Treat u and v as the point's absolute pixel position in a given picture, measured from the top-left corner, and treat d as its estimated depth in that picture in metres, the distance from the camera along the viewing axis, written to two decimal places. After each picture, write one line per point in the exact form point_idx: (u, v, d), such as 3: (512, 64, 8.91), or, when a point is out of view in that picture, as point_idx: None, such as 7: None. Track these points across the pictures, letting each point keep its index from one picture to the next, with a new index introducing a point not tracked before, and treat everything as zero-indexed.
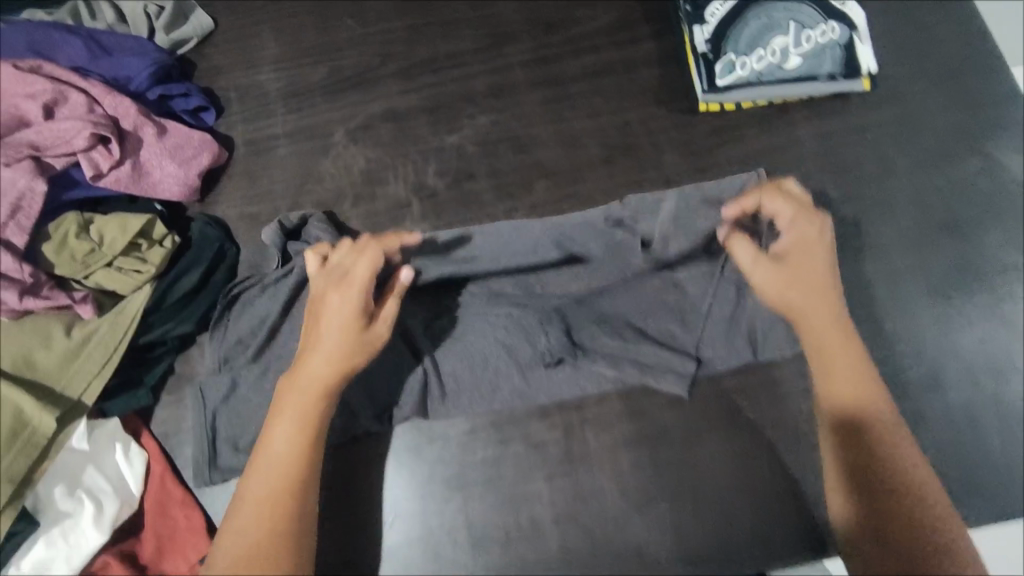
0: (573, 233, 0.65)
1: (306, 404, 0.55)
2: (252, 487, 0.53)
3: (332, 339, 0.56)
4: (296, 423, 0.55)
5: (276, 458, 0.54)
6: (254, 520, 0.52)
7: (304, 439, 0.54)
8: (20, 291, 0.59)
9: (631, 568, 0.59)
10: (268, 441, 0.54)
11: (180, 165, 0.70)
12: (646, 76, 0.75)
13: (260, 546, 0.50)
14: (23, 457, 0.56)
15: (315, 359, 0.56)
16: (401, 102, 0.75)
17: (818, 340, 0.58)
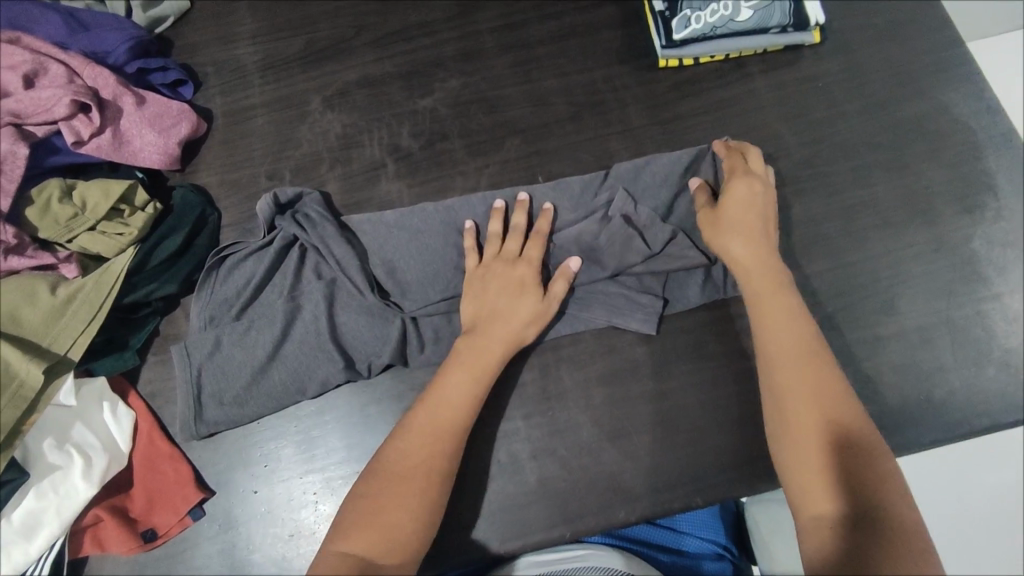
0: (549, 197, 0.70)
1: (477, 374, 0.59)
2: (414, 421, 0.57)
3: (517, 318, 0.61)
4: (469, 370, 0.59)
5: (429, 423, 0.56)
6: (397, 478, 0.54)
7: (466, 411, 0.58)
8: (5, 250, 0.61)
9: (607, 496, 0.61)
10: (435, 407, 0.57)
11: (160, 133, 0.72)
12: (609, 37, 0.78)
13: (414, 472, 0.54)
14: (12, 408, 0.56)
15: (507, 319, 0.61)
16: (375, 69, 0.78)
17: (777, 361, 0.58)
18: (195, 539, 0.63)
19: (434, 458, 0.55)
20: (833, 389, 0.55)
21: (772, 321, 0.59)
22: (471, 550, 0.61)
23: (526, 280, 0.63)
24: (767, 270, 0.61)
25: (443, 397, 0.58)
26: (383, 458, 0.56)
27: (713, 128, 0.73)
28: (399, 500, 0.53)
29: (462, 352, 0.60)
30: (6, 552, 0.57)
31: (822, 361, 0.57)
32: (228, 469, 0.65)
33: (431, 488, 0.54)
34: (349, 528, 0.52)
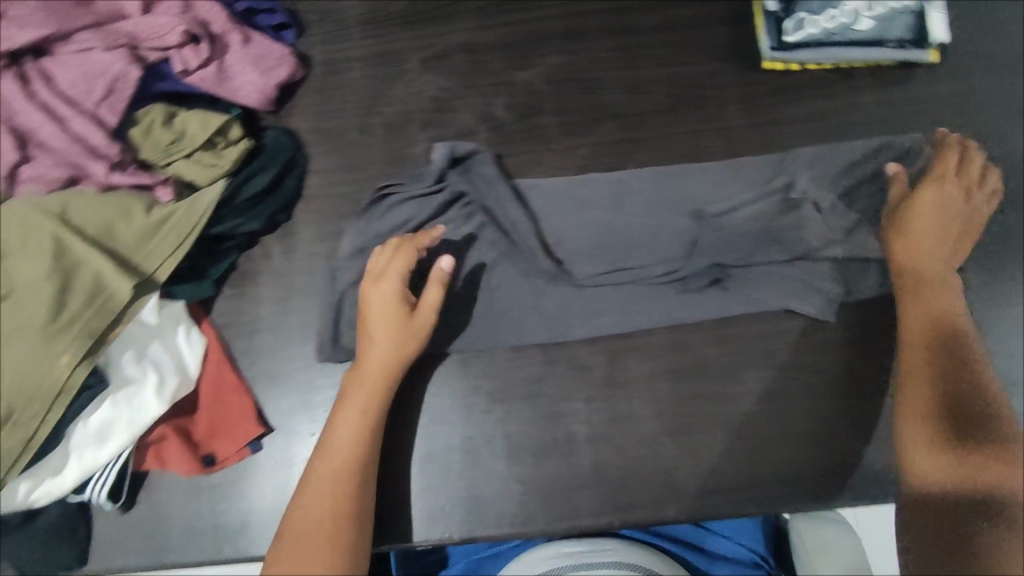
0: (712, 183, 0.70)
1: (370, 405, 0.61)
2: (326, 468, 0.58)
3: (382, 344, 0.62)
4: (354, 413, 0.60)
5: (335, 470, 0.57)
6: (307, 534, 0.55)
7: (366, 446, 0.59)
8: (109, 165, 0.62)
9: (660, 491, 0.62)
10: (334, 452, 0.58)
11: (262, 74, 0.72)
12: (715, 33, 0.77)
13: (326, 525, 0.55)
14: (100, 317, 0.58)
15: (375, 348, 0.62)
16: (477, 37, 0.78)
17: (911, 404, 0.60)
18: (250, 471, 0.64)
19: (342, 504, 0.56)
20: (976, 401, 0.59)
21: (942, 325, 0.62)
22: (518, 522, 0.61)
23: (378, 310, 0.62)
24: (941, 283, 0.64)
25: (338, 438, 0.59)
26: (287, 517, 0.57)
27: (811, 137, 0.72)
28: (315, 558, 0.54)
29: (353, 391, 0.61)
30: (78, 452, 0.59)
31: (975, 370, 0.60)
32: (289, 409, 0.66)
33: (344, 533, 0.56)
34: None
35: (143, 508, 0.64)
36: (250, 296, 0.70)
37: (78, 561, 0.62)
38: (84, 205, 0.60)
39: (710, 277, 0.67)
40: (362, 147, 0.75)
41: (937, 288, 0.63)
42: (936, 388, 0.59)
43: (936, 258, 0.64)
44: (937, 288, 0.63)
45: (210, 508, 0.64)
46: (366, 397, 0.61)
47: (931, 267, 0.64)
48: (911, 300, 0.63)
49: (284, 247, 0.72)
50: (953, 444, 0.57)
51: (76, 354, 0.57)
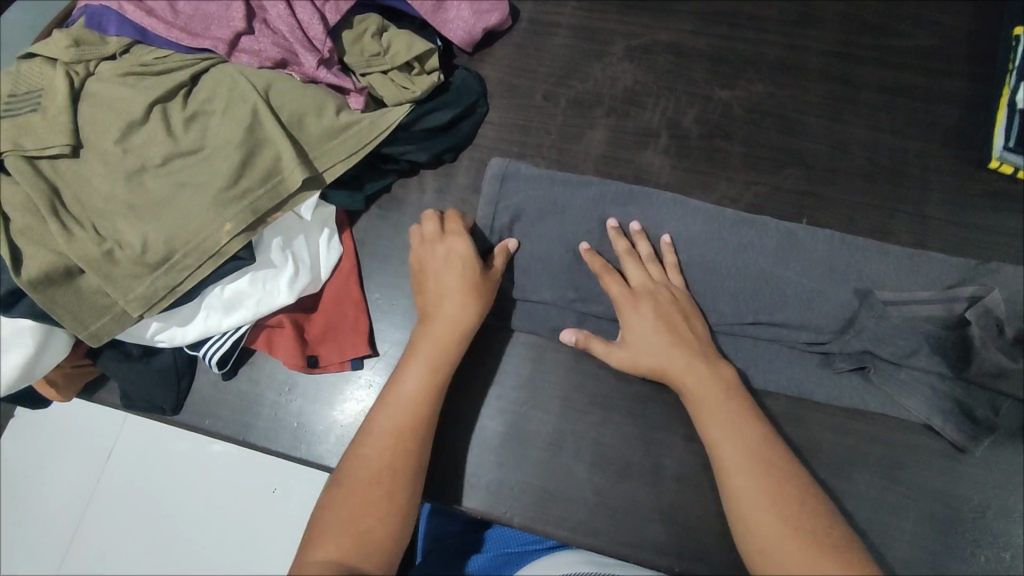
0: (889, 267, 0.65)
1: (435, 362, 0.59)
2: (382, 416, 0.56)
3: (454, 306, 0.61)
4: (420, 367, 0.59)
5: (397, 420, 0.56)
6: (363, 483, 0.53)
7: (426, 403, 0.57)
8: (319, 60, 0.64)
9: (732, 557, 0.59)
10: (390, 406, 0.57)
11: (473, 13, 0.72)
12: (944, 113, 0.71)
13: (385, 475, 0.54)
14: (270, 199, 0.60)
15: (449, 308, 0.61)
16: (688, 40, 0.75)
17: (738, 506, 0.51)
18: (345, 385, 0.66)
19: (396, 462, 0.54)
20: (814, 521, 0.49)
21: (726, 428, 0.54)
22: (581, 531, 0.60)
23: (466, 283, 0.61)
24: (691, 363, 0.57)
25: (398, 393, 0.58)
26: (345, 464, 0.55)
27: (1013, 255, 0.65)
28: (365, 509, 0.52)
29: (417, 347, 0.60)
30: (206, 311, 0.62)
31: (783, 479, 0.51)
32: (397, 340, 0.68)
33: (397, 486, 0.53)
34: (324, 536, 0.51)
35: (242, 382, 0.67)
36: (394, 222, 0.71)
37: (173, 410, 0.65)
38: (287, 89, 0.63)
39: (856, 361, 0.61)
40: (543, 113, 0.74)
41: (693, 372, 0.57)
42: (738, 489, 0.51)
43: (677, 347, 0.58)
44: (706, 380, 0.57)
45: (299, 404, 0.66)
46: (432, 358, 0.59)
47: (686, 368, 0.57)
48: (695, 402, 0.56)
49: (440, 186, 0.72)
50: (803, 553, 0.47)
51: (237, 226, 0.59)
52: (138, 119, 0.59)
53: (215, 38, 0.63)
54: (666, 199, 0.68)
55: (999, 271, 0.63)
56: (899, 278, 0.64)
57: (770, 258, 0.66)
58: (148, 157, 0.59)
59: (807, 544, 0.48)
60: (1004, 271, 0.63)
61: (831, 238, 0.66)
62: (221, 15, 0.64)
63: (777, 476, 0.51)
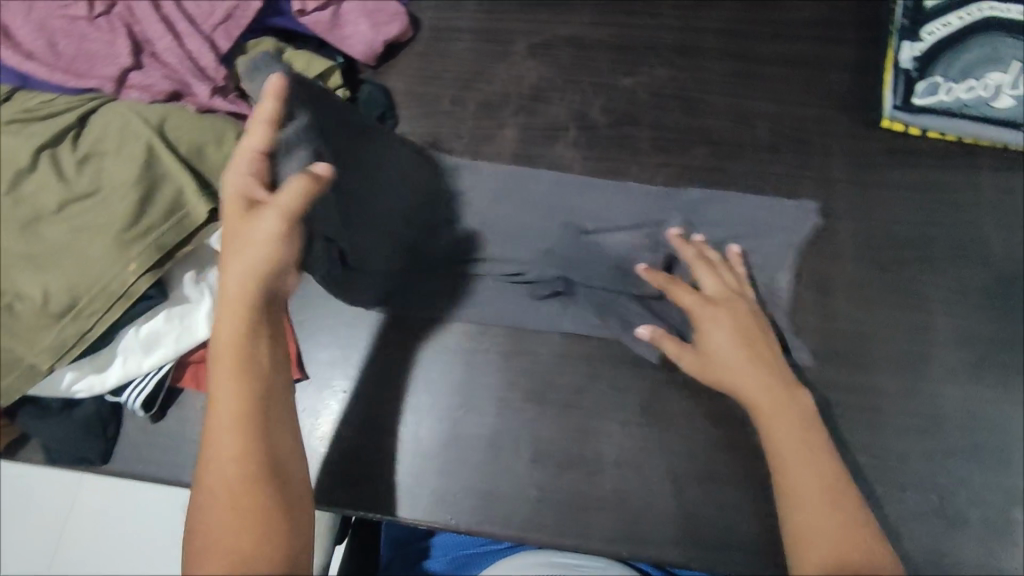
0: (779, 220, 0.68)
1: (235, 318, 0.50)
2: (215, 408, 0.49)
3: (237, 268, 0.50)
4: (228, 318, 0.50)
5: (231, 405, 0.48)
6: (225, 490, 0.47)
7: (244, 348, 0.50)
8: (212, 88, 0.63)
9: (677, 533, 0.60)
10: (218, 389, 0.49)
11: (371, 27, 0.72)
12: (837, 78, 0.73)
13: (240, 482, 0.47)
14: (175, 233, 0.59)
15: (232, 274, 0.50)
16: (587, 32, 0.76)
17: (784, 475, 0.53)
18: None
19: (246, 457, 0.47)
20: (841, 488, 0.52)
21: (766, 402, 0.56)
22: (527, 527, 0.60)
23: (248, 232, 0.49)
24: (764, 381, 0.57)
25: (220, 370, 0.49)
26: (198, 486, 0.48)
27: (916, 207, 0.67)
28: (233, 513, 0.46)
29: (222, 313, 0.50)
30: (124, 355, 0.61)
31: (816, 448, 0.54)
32: (327, 360, 0.67)
33: (262, 479, 0.47)
34: (193, 557, 0.45)
35: (172, 422, 0.65)
36: None
37: (101, 459, 0.64)
38: (183, 122, 0.62)
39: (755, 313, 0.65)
40: (452, 118, 0.74)
41: (772, 394, 0.57)
42: (784, 462, 0.53)
43: (764, 370, 0.58)
44: (782, 404, 0.56)
45: None
46: (234, 340, 0.50)
47: (766, 392, 0.57)
48: (761, 412, 0.56)
49: None
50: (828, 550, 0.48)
51: (143, 264, 0.58)
52: (25, 168, 0.58)
53: (100, 77, 0.62)
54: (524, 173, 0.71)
55: (896, 226, 0.67)
56: (748, 221, 0.68)
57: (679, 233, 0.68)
58: (41, 205, 0.57)
59: (837, 531, 0.49)
60: (900, 226, 0.67)
61: (724, 199, 0.69)
62: (106, 53, 0.63)
63: (812, 446, 0.54)
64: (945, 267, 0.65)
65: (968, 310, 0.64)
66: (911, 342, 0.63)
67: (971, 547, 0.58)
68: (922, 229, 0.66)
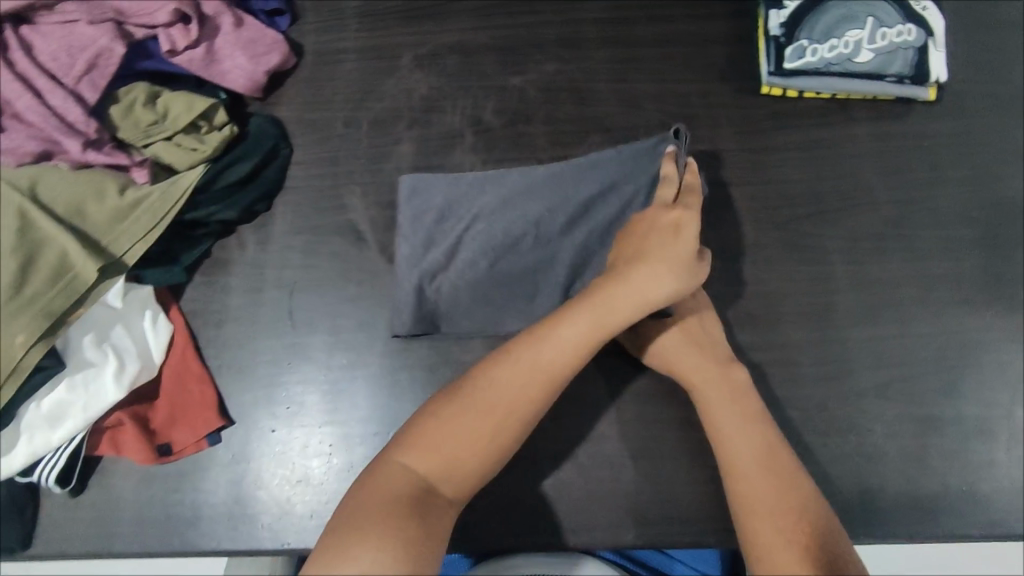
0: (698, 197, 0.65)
1: (567, 358, 0.54)
2: (492, 387, 0.53)
3: (624, 302, 0.55)
4: (585, 329, 0.54)
5: (515, 387, 0.53)
6: (455, 448, 0.51)
7: (569, 367, 0.54)
8: (84, 142, 0.60)
9: (621, 516, 0.61)
10: (516, 367, 0.54)
11: (250, 58, 0.70)
12: (715, 52, 0.75)
13: (477, 446, 0.51)
14: (63, 298, 0.57)
15: (613, 303, 0.55)
16: (472, 37, 0.76)
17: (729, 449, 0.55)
18: (206, 464, 0.63)
19: (513, 430, 0.53)
20: (780, 451, 0.55)
21: (707, 380, 0.59)
22: (475, 536, 0.60)
23: (673, 256, 0.57)
24: (706, 369, 0.59)
25: (541, 359, 0.54)
26: (417, 436, 0.51)
27: (803, 166, 0.70)
28: (448, 463, 0.51)
29: (549, 338, 0.55)
30: (29, 433, 0.58)
31: (755, 416, 0.57)
32: (251, 402, 0.65)
33: (492, 446, 0.52)
34: (389, 466, 0.50)
35: (94, 493, 0.63)
36: (221, 284, 0.69)
37: (22, 545, 0.60)
38: (57, 183, 0.59)
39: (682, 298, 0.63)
40: (347, 140, 0.73)
41: (710, 376, 0.59)
42: (727, 436, 0.56)
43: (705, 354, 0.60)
44: (718, 385, 0.58)
45: (161, 498, 0.63)
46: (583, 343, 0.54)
47: (708, 379, 0.59)
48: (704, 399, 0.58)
49: (260, 237, 0.70)
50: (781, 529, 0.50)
51: (31, 334, 0.56)
52: None
53: None
54: (433, 181, 0.68)
55: (787, 186, 0.69)
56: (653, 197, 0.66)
57: (596, 224, 0.66)
58: None
59: (780, 492, 0.52)
60: (791, 186, 0.70)
61: (646, 181, 0.66)
62: None
63: (753, 416, 0.57)
64: (837, 219, 0.68)
65: (862, 257, 0.67)
66: (815, 295, 0.66)
67: (892, 479, 0.61)
68: (811, 186, 0.69)
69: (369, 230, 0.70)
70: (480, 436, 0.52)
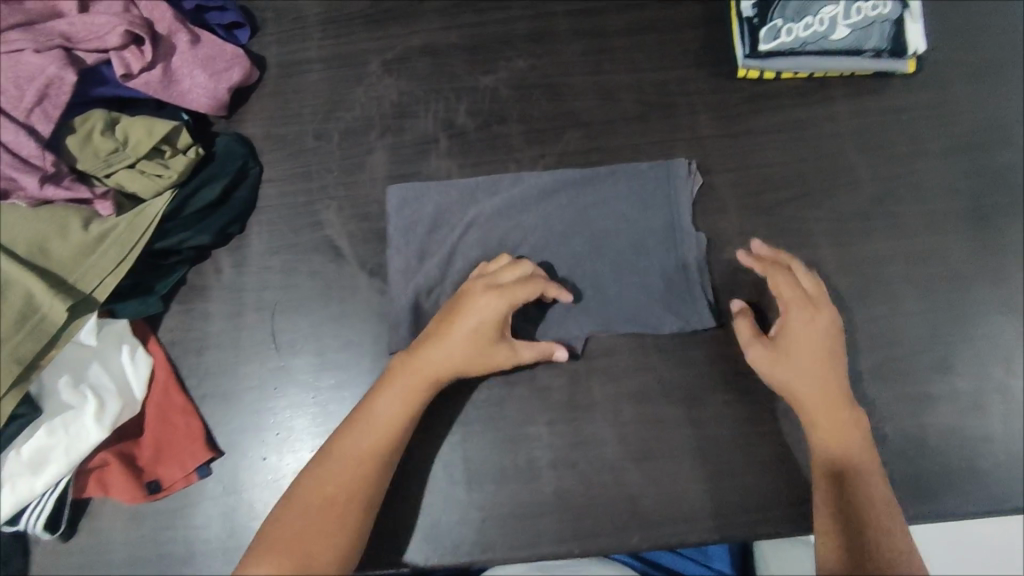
0: (682, 194, 0.67)
1: (408, 405, 0.57)
2: (341, 450, 0.55)
3: (450, 351, 0.58)
4: (398, 396, 0.57)
5: (362, 450, 0.55)
6: (313, 515, 0.53)
7: (390, 439, 0.56)
8: (41, 177, 0.58)
9: (624, 518, 0.60)
10: (365, 433, 0.56)
11: (211, 76, 0.68)
12: (690, 36, 0.73)
13: (328, 516, 0.53)
14: (33, 341, 0.55)
15: (439, 353, 0.58)
16: (440, 38, 0.74)
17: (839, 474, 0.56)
18: (197, 497, 0.62)
19: (359, 495, 0.54)
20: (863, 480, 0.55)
21: (818, 401, 0.58)
22: (478, 550, 0.60)
23: (490, 312, 0.58)
24: (818, 378, 0.58)
25: (377, 424, 0.56)
26: (278, 516, 0.53)
27: (785, 148, 0.69)
28: (319, 529, 0.52)
29: (388, 386, 0.58)
30: (10, 482, 0.56)
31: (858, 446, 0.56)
32: (239, 431, 0.64)
33: (358, 499, 0.54)
34: (260, 554, 0.50)
35: (83, 537, 0.61)
36: (199, 311, 0.67)
37: None
38: (16, 223, 0.57)
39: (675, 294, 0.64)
40: (318, 154, 0.71)
41: (812, 397, 0.58)
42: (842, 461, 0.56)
43: (820, 361, 0.59)
44: (835, 400, 0.58)
45: (152, 536, 0.61)
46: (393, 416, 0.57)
47: (816, 385, 0.58)
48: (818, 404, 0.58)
49: (236, 260, 0.68)
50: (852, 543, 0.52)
51: (2, 382, 0.53)
52: None
53: None
54: (423, 193, 0.68)
55: (771, 171, 0.68)
56: (635, 194, 0.67)
57: (586, 224, 0.67)
58: None
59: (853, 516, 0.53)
60: (774, 170, 0.68)
61: (628, 182, 0.68)
62: None
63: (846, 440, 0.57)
64: (822, 201, 0.67)
65: (849, 238, 0.66)
66: None
67: (893, 461, 0.61)
68: (795, 169, 0.68)
69: (347, 244, 0.68)
70: (337, 504, 0.53)
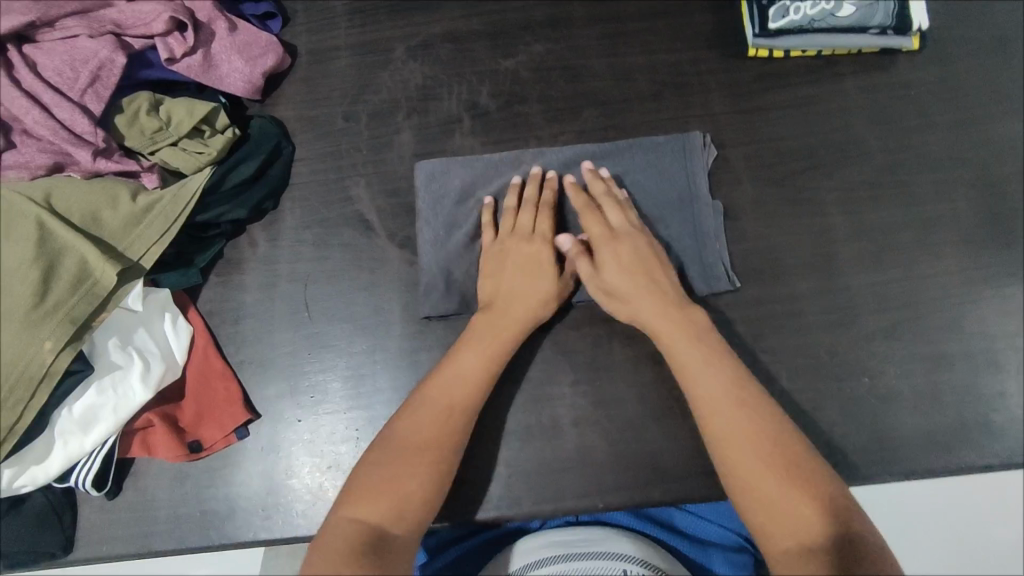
0: (699, 165, 0.69)
1: (487, 361, 0.59)
2: (426, 397, 0.57)
3: (518, 300, 0.62)
4: (482, 351, 0.60)
5: (443, 397, 0.57)
6: (409, 452, 0.54)
7: (477, 391, 0.58)
8: (94, 152, 0.62)
9: (647, 474, 0.62)
10: (449, 382, 0.58)
11: (247, 61, 0.72)
12: (700, 20, 0.76)
13: (420, 453, 0.54)
14: (86, 303, 0.58)
15: (509, 306, 0.62)
16: (461, 25, 0.77)
17: (709, 412, 0.55)
18: (237, 456, 0.65)
19: (446, 439, 0.55)
20: (759, 408, 0.55)
21: (694, 342, 0.58)
22: (506, 505, 0.62)
23: (537, 260, 0.64)
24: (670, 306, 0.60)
25: (458, 373, 0.59)
26: (369, 454, 0.55)
27: (795, 122, 0.72)
28: (410, 471, 0.53)
29: (470, 343, 0.60)
30: (62, 438, 0.59)
31: (736, 381, 0.56)
32: (275, 395, 0.66)
33: (449, 445, 0.55)
34: (355, 496, 0.52)
35: (130, 495, 0.64)
36: (236, 283, 0.70)
37: (63, 549, 0.62)
38: (71, 191, 0.60)
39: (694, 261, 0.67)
40: (347, 134, 0.75)
41: (686, 326, 0.59)
42: (713, 401, 0.55)
43: (647, 290, 0.61)
44: (693, 333, 0.59)
45: (194, 494, 0.64)
46: (476, 367, 0.59)
47: (671, 314, 0.60)
48: (676, 351, 0.58)
49: (270, 235, 0.72)
50: (791, 484, 0.51)
51: (59, 340, 0.56)
52: None
53: None
54: (450, 167, 0.71)
55: (782, 144, 0.71)
56: (652, 167, 0.70)
57: None
58: None
59: (761, 446, 0.52)
60: (785, 142, 0.71)
61: (648, 154, 0.70)
62: None
63: (728, 370, 0.57)
64: (833, 171, 0.70)
65: (860, 206, 0.68)
66: (816, 245, 0.68)
67: (909, 416, 0.63)
68: (805, 141, 0.71)
69: (376, 218, 0.72)
70: (430, 442, 0.55)
